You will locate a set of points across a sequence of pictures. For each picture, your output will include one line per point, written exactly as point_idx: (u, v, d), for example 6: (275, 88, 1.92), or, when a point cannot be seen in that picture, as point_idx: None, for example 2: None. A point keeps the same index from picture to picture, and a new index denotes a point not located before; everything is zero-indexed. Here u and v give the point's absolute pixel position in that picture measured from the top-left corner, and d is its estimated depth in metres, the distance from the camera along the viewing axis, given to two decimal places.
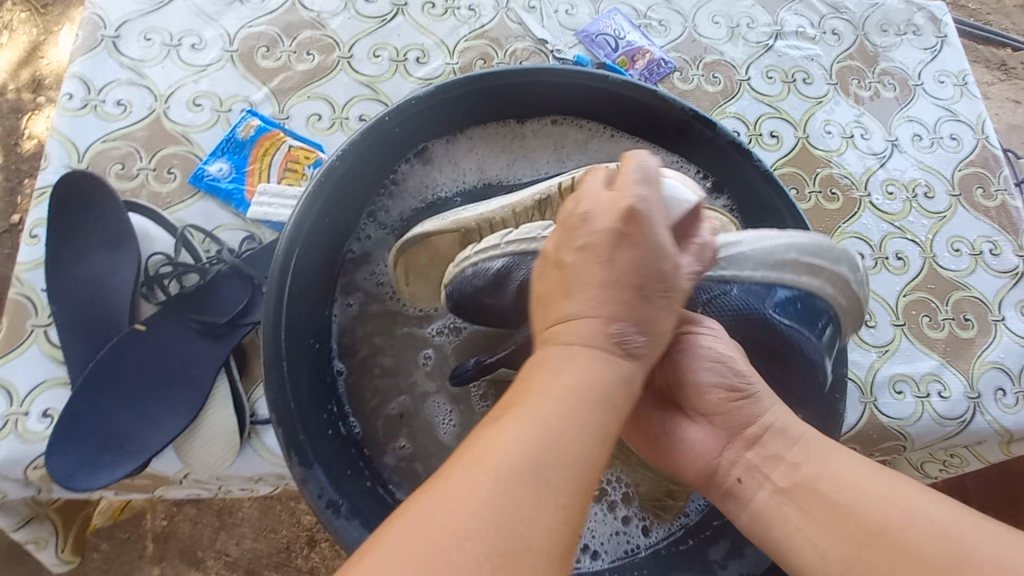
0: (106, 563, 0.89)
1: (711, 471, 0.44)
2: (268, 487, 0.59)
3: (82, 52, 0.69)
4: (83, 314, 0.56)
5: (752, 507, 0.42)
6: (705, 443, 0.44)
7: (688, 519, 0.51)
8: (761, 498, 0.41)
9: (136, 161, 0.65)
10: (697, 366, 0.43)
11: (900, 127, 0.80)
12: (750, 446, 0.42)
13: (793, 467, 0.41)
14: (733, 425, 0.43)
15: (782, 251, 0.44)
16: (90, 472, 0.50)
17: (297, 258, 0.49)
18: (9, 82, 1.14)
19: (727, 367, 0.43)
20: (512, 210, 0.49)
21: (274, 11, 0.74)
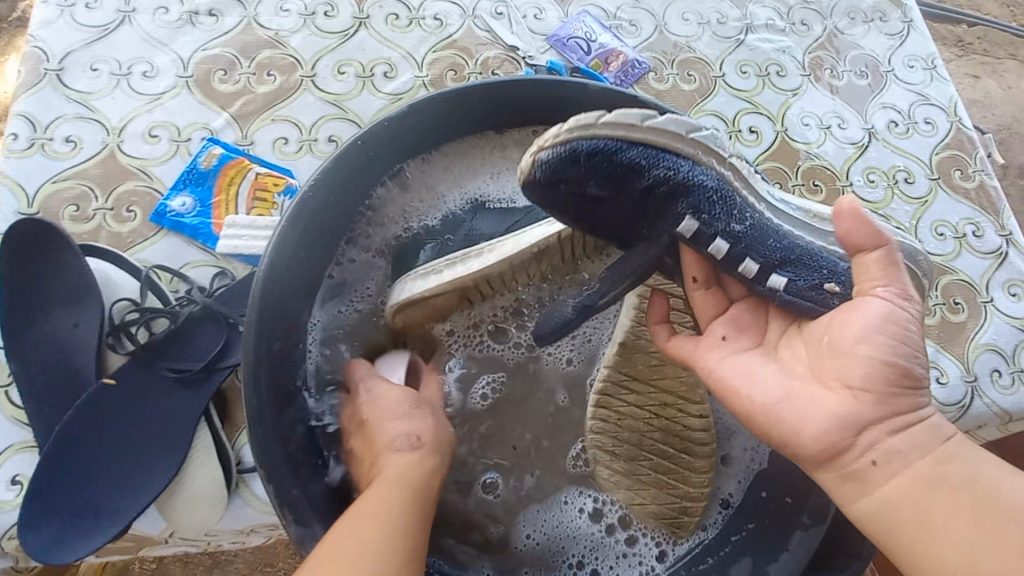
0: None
1: (833, 454, 0.37)
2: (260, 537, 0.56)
3: (23, 88, 0.64)
4: (44, 373, 0.52)
5: (881, 491, 0.36)
6: (835, 419, 0.37)
7: (704, 535, 0.50)
8: (894, 485, 0.36)
9: (92, 201, 0.60)
10: (863, 319, 0.37)
11: (876, 115, 0.80)
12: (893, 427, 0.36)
13: (939, 459, 0.36)
14: (885, 407, 0.36)
15: (878, 242, 0.44)
16: (66, 544, 0.47)
17: (274, 298, 0.46)
18: None
19: (897, 334, 0.37)
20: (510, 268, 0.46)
21: (229, 32, 0.70)
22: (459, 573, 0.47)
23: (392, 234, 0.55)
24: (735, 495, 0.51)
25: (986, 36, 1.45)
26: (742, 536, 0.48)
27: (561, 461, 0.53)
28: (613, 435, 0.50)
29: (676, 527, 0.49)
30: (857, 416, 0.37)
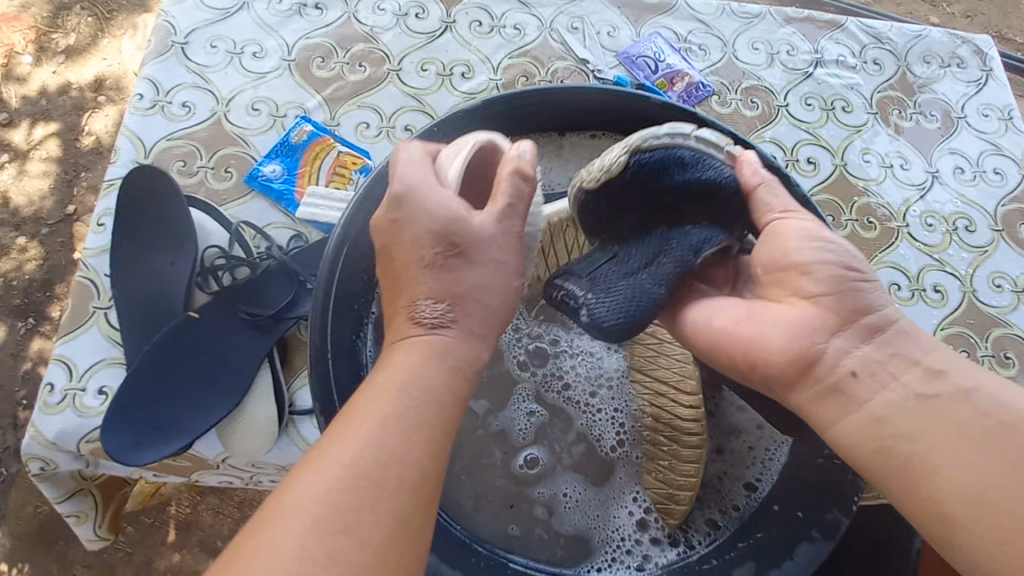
0: (131, 546, 0.93)
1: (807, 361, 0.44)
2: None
3: (153, 57, 0.74)
4: (141, 300, 0.60)
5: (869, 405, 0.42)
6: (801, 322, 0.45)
7: (716, 533, 0.51)
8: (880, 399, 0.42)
9: (197, 160, 0.69)
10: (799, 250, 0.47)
11: (942, 159, 0.80)
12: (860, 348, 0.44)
13: (932, 374, 0.42)
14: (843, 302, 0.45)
15: None
16: (140, 450, 0.53)
17: (344, 259, 0.53)
18: (74, 82, 1.22)
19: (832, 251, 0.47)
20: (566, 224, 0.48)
21: (330, 24, 0.78)
22: (478, 535, 0.49)
23: None
24: (745, 504, 0.51)
25: None
26: (751, 543, 0.49)
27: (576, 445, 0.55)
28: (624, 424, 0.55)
29: (666, 510, 0.51)
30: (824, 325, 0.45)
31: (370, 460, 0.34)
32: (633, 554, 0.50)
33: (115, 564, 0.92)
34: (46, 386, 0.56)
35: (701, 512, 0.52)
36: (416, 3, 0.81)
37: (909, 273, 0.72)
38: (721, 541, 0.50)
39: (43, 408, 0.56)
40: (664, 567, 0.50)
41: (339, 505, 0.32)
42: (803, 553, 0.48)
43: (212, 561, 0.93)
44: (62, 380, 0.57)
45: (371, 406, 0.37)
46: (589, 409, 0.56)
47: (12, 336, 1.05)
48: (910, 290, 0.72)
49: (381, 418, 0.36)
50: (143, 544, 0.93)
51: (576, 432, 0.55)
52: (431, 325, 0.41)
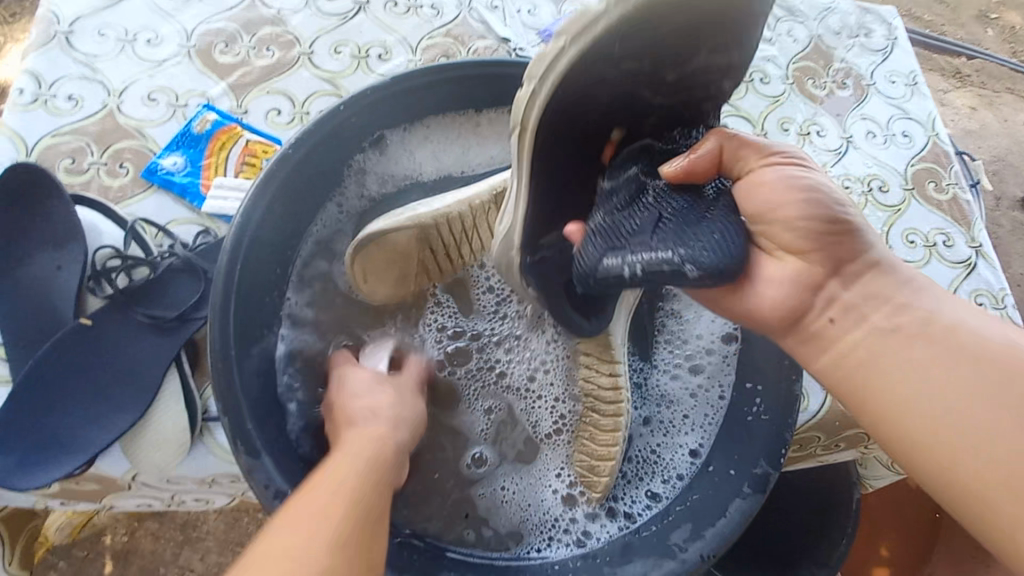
0: None
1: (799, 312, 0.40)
2: (224, 496, 0.59)
3: (33, 47, 0.67)
4: (26, 311, 0.54)
5: (849, 338, 0.38)
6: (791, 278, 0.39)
7: (655, 503, 0.51)
8: (859, 333, 0.38)
9: (87, 156, 0.63)
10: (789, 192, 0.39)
11: (855, 124, 0.82)
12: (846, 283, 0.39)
13: (902, 307, 0.38)
14: (835, 254, 0.39)
15: None
16: (31, 472, 0.49)
17: (246, 244, 0.48)
18: None
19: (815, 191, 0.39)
20: (466, 205, 0.48)
21: (233, 8, 0.73)
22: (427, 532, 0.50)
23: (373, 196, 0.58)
24: (685, 472, 0.52)
25: (984, 67, 1.48)
26: (689, 504, 0.50)
27: (509, 436, 0.55)
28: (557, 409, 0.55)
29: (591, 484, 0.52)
30: (811, 275, 0.39)
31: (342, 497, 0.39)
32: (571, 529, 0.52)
33: None
34: None
35: (640, 483, 0.52)
36: None
37: None
38: (658, 510, 0.51)
39: None
40: (608, 541, 0.51)
41: (311, 519, 0.37)
42: (735, 510, 0.48)
43: None
44: None
45: (342, 461, 0.42)
46: (530, 393, 0.56)
47: None
48: None
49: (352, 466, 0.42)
50: None
51: (507, 424, 0.56)
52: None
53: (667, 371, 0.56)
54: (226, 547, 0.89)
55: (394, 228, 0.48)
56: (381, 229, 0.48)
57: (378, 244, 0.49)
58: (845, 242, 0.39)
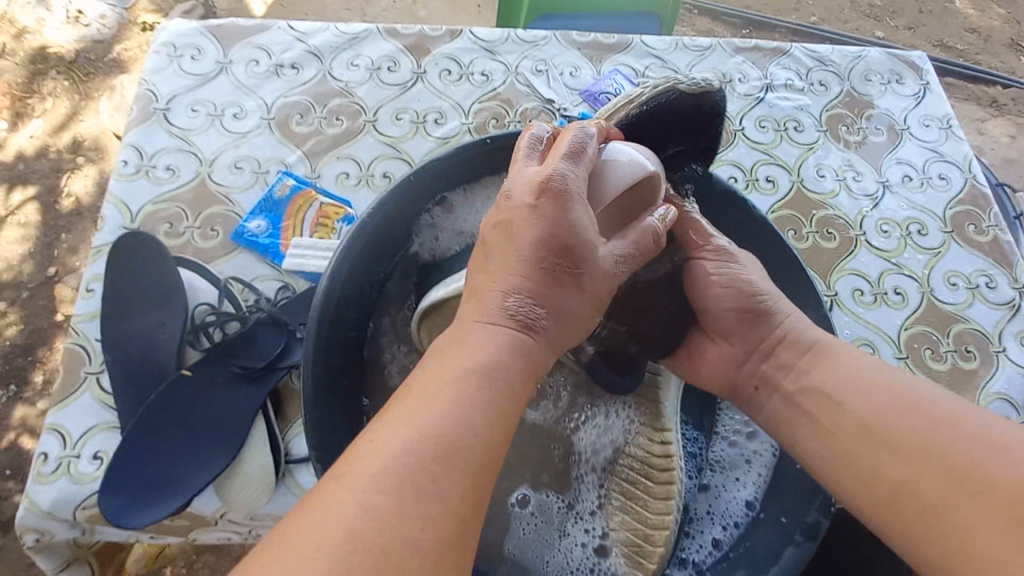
0: None
1: (733, 385, 0.56)
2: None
3: (136, 123, 0.76)
4: (131, 362, 0.61)
5: (763, 412, 0.54)
6: (727, 357, 0.56)
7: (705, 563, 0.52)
8: (771, 408, 0.53)
9: (183, 220, 0.71)
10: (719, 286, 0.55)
11: (890, 169, 0.85)
12: (767, 358, 0.54)
13: (803, 373, 0.51)
14: (750, 340, 0.55)
15: None
16: (139, 511, 0.54)
17: (333, 302, 0.54)
18: (51, 145, 1.24)
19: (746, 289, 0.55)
20: None
21: (307, 82, 0.82)
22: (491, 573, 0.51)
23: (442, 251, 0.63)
24: (739, 521, 0.54)
25: (1021, 96, 1.48)
26: (751, 544, 0.52)
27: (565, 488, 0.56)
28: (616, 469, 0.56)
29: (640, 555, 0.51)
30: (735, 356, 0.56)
31: (428, 443, 0.32)
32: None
33: None
34: (40, 456, 0.57)
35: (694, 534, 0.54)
36: (388, 57, 0.85)
37: (869, 278, 0.76)
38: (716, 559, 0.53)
39: (38, 478, 0.57)
40: None
41: (409, 455, 0.31)
42: (789, 558, 0.49)
43: None
44: (55, 449, 0.58)
45: (437, 368, 0.36)
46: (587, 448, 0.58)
47: None
48: (873, 294, 0.75)
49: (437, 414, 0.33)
50: None
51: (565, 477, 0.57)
52: (526, 325, 0.39)
53: (722, 436, 0.59)
54: None
55: (446, 296, 0.53)
56: (444, 296, 0.53)
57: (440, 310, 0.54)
58: (766, 324, 0.55)
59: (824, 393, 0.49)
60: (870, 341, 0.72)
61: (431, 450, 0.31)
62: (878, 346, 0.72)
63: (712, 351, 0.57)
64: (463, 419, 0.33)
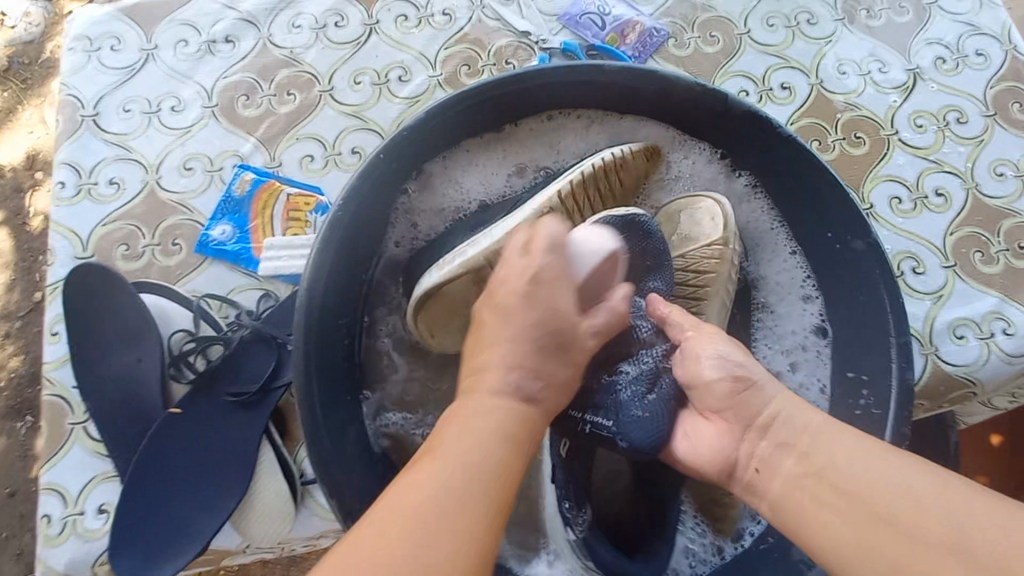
0: None
1: (729, 466, 0.44)
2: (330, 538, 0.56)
3: (65, 137, 0.67)
4: (114, 408, 0.55)
5: (770, 495, 0.42)
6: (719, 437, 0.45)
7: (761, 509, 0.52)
8: (777, 488, 0.41)
9: (140, 239, 0.63)
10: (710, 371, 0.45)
11: (920, 53, 0.74)
12: (762, 435, 0.42)
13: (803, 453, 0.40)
14: (742, 416, 0.43)
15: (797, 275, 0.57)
16: (156, 563, 0.51)
17: (316, 317, 0.48)
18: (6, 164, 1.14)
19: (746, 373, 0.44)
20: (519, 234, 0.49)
21: (246, 56, 0.71)
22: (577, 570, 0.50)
23: (441, 221, 0.58)
24: None
25: None
26: None
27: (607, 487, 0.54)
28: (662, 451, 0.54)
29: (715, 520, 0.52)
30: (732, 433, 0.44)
31: (447, 487, 0.33)
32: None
33: None
34: (42, 519, 0.52)
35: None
36: (332, 10, 0.73)
37: (908, 182, 0.68)
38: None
39: (45, 542, 0.52)
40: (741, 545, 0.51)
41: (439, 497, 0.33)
42: None
43: None
44: (58, 509, 0.53)
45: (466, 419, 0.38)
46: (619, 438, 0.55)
47: (16, 438, 1.02)
48: (912, 199, 0.67)
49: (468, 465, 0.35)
50: None
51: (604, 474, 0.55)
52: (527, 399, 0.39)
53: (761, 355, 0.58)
54: None
55: (447, 279, 0.48)
56: (437, 281, 0.49)
57: (435, 297, 0.50)
58: (753, 399, 0.43)
59: (826, 461, 0.39)
60: (912, 252, 0.65)
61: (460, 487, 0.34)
62: (922, 257, 0.65)
63: (704, 429, 0.46)
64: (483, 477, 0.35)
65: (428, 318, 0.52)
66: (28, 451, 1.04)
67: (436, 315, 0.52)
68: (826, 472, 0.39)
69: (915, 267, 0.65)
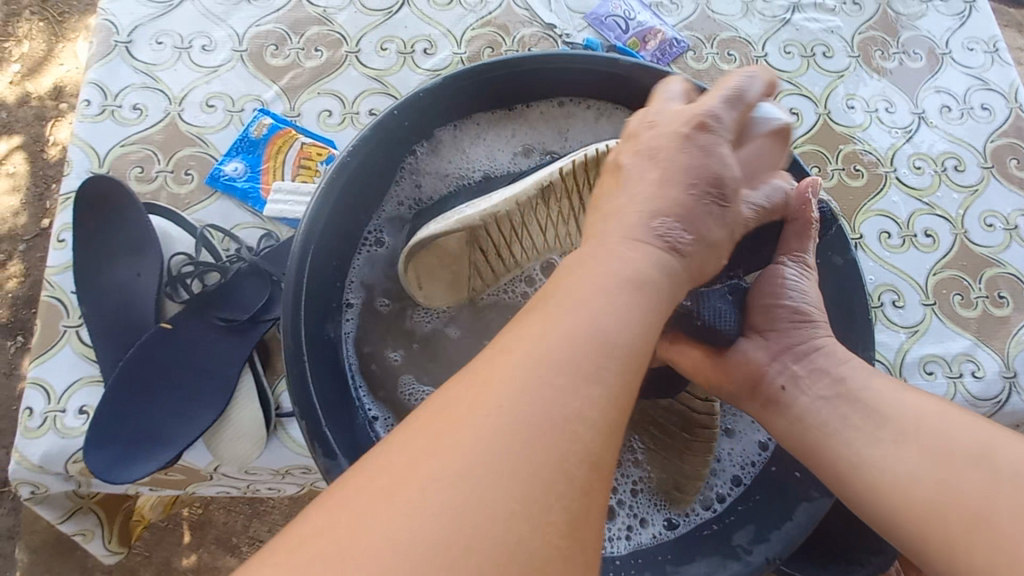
0: (149, 549, 0.95)
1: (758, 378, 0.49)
2: (295, 487, 0.63)
3: (97, 59, 0.70)
4: (107, 315, 0.58)
5: (796, 408, 0.47)
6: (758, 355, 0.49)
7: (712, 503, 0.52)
8: (807, 402, 0.46)
9: (154, 164, 0.66)
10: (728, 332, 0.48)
11: (928, 99, 0.77)
12: (797, 358, 0.48)
13: (840, 380, 0.46)
14: (787, 339, 0.49)
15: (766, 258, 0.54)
16: (130, 464, 0.53)
17: (313, 252, 0.50)
18: (32, 91, 1.21)
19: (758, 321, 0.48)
20: (516, 202, 0.50)
21: (281, 8, 0.74)
22: None
23: (442, 186, 0.60)
24: (758, 459, 0.54)
25: None
26: (764, 498, 0.51)
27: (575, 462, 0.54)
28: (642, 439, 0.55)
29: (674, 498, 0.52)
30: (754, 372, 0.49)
31: (531, 411, 0.27)
32: (646, 532, 0.51)
33: (135, 570, 0.95)
34: (24, 411, 0.54)
35: (722, 469, 0.54)
36: None
37: (898, 219, 0.71)
38: (742, 493, 0.52)
39: (23, 433, 0.54)
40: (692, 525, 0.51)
41: (482, 470, 0.25)
42: (802, 514, 0.48)
43: (229, 557, 0.96)
44: (40, 404, 0.55)
45: (554, 307, 0.31)
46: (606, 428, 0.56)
47: (5, 355, 1.07)
48: (901, 236, 0.70)
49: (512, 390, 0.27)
50: (160, 546, 0.95)
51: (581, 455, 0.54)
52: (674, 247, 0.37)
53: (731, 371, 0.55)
54: (291, 518, 0.98)
55: (445, 232, 0.50)
56: (432, 234, 0.50)
57: (430, 248, 0.51)
58: (805, 330, 0.48)
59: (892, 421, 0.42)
60: (895, 286, 0.67)
61: (547, 414, 0.27)
62: (903, 292, 0.67)
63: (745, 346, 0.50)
64: (528, 420, 0.26)
65: (421, 268, 0.54)
66: (15, 369, 1.08)
67: (426, 266, 0.54)
68: (875, 420, 0.43)
69: (895, 300, 0.67)
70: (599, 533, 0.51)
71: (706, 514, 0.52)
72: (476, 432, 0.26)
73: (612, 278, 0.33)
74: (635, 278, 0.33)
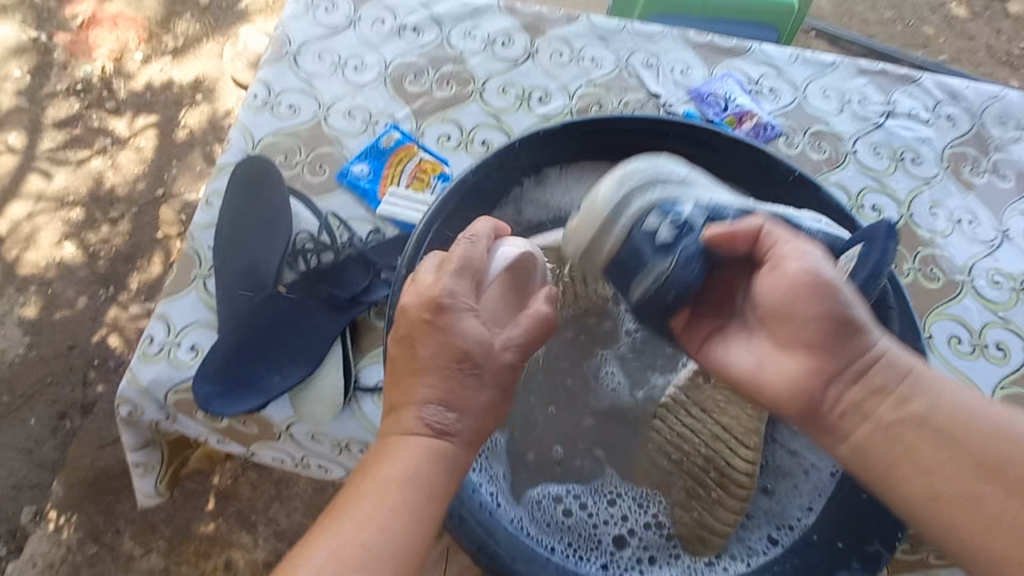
0: (171, 510, 1.03)
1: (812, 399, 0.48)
2: (341, 471, 0.69)
3: (270, 62, 0.83)
4: (232, 272, 0.67)
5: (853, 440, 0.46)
6: (800, 372, 0.48)
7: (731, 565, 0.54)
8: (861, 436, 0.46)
9: (297, 154, 0.76)
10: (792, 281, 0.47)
11: (1013, 219, 0.79)
12: (854, 380, 0.46)
13: (904, 400, 0.45)
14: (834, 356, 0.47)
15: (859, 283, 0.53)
16: (225, 402, 0.60)
17: (426, 247, 0.59)
18: (177, 81, 1.41)
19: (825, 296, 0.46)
20: None
21: (426, 45, 0.86)
22: (541, 537, 0.54)
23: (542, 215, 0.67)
24: (797, 523, 0.55)
25: None
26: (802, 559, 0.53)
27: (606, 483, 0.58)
28: (671, 484, 0.57)
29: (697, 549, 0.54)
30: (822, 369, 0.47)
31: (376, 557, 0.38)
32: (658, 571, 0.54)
33: (156, 524, 1.02)
34: (147, 339, 0.64)
35: (757, 526, 0.56)
36: (504, 32, 0.88)
37: (970, 327, 0.71)
38: (776, 554, 0.54)
39: (141, 358, 0.63)
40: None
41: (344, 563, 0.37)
42: None
43: (244, 534, 1.02)
44: (161, 335, 0.64)
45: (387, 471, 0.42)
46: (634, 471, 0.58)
47: (94, 302, 1.21)
48: (971, 344, 0.71)
49: (384, 515, 0.40)
50: (183, 508, 1.03)
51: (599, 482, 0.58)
52: (442, 433, 0.44)
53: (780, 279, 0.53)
54: (310, 510, 1.03)
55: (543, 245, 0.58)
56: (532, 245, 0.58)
57: None
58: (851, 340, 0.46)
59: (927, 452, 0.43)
60: None
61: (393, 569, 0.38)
62: None
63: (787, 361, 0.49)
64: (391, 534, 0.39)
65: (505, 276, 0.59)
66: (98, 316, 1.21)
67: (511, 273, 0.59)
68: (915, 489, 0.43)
69: None
70: (614, 560, 0.54)
71: (737, 567, 0.54)
72: (360, 521, 0.39)
73: (407, 480, 0.41)
74: (412, 482, 0.41)
